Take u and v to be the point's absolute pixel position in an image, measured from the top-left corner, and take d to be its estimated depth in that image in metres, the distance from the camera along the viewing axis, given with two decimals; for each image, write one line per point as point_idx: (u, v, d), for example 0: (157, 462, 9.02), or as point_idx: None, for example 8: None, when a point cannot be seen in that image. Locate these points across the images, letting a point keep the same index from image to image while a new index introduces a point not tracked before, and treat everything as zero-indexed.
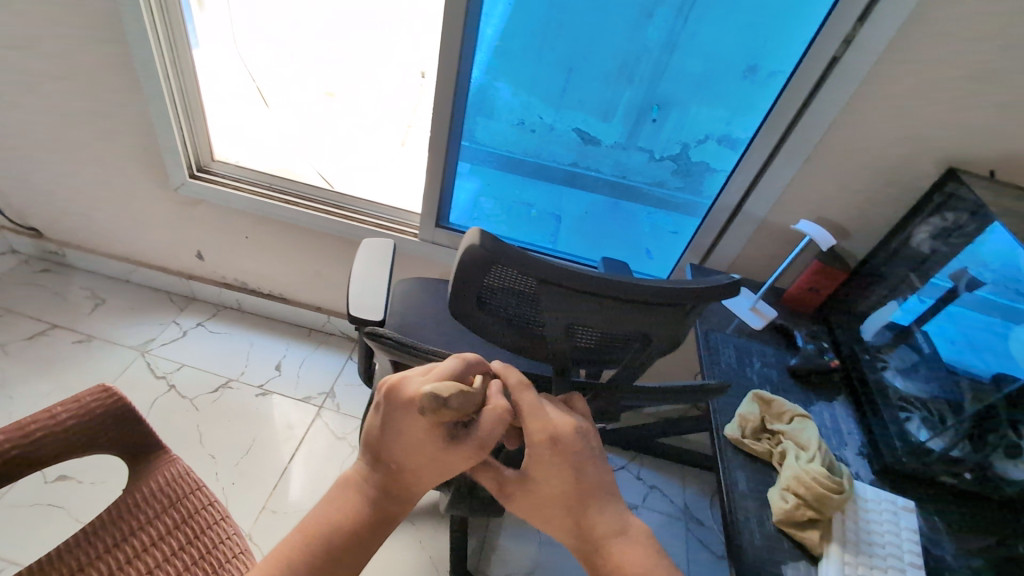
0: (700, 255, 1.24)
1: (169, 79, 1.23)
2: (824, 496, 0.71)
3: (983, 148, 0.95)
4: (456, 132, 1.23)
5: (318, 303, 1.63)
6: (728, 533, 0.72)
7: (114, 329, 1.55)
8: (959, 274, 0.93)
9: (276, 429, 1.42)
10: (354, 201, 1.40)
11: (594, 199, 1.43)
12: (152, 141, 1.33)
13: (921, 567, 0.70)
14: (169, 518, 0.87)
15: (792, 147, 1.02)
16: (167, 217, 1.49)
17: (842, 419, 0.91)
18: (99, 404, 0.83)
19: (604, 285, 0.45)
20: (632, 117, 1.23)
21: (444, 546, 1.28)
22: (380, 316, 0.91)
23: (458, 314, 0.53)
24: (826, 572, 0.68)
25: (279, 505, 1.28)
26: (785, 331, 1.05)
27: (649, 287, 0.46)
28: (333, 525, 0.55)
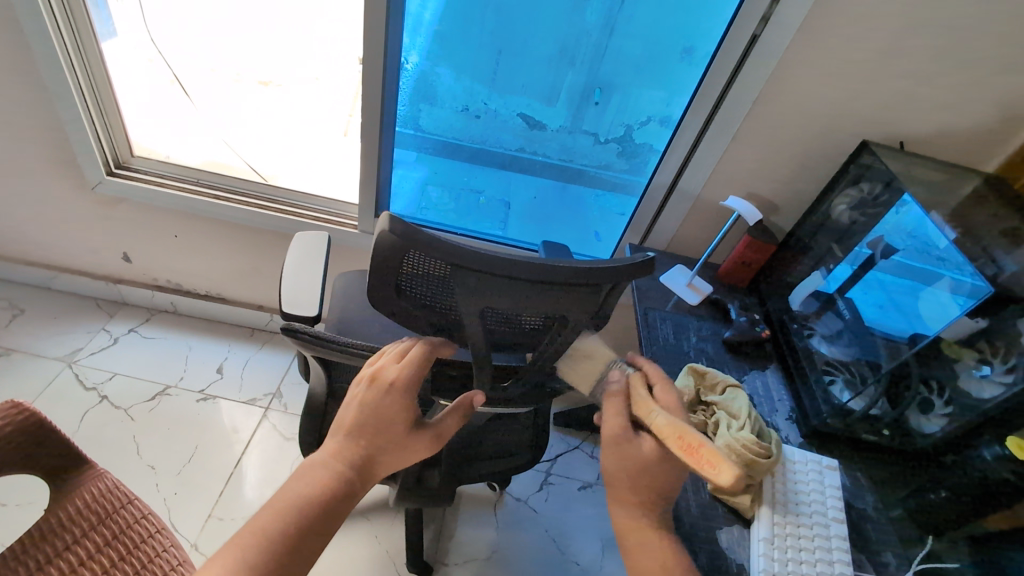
0: (640, 234, 1.26)
1: (75, 70, 1.14)
2: (753, 461, 0.74)
3: (892, 121, 1.00)
4: (390, 119, 1.20)
5: (260, 301, 1.57)
6: (665, 504, 0.73)
7: (36, 340, 1.45)
8: (875, 241, 0.99)
9: (220, 434, 1.38)
10: (290, 194, 1.35)
11: (544, 183, 1.44)
12: (61, 137, 1.24)
13: (843, 520, 0.75)
14: (99, 536, 0.83)
15: (720, 125, 1.04)
16: (87, 218, 1.40)
17: (773, 385, 0.96)
18: (9, 422, 0.78)
19: (512, 268, 0.45)
20: (575, 101, 1.24)
21: (401, 538, 1.27)
22: (314, 311, 0.89)
23: (378, 305, 0.53)
24: (757, 533, 0.71)
25: (226, 511, 1.24)
26: (720, 306, 1.08)
27: (559, 268, 0.46)
28: (299, 520, 0.53)
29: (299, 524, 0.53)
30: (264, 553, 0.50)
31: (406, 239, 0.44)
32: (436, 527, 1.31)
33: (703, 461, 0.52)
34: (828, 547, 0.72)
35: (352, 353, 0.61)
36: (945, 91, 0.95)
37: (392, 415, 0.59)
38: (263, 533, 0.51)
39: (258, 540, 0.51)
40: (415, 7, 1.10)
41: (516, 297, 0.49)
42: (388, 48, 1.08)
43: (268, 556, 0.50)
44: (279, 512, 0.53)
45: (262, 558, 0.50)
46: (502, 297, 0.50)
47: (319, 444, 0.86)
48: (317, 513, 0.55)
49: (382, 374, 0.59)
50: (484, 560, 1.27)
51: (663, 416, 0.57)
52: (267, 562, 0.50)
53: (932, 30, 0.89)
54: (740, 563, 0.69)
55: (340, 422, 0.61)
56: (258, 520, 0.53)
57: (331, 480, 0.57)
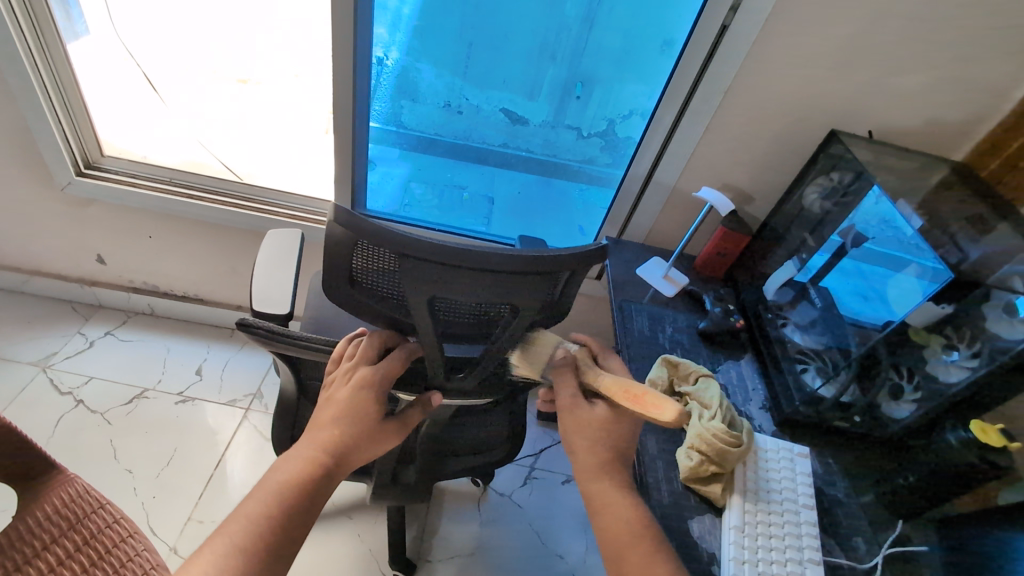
0: (617, 227, 1.27)
1: (39, 69, 1.12)
2: (724, 450, 0.74)
3: (862, 110, 1.01)
4: (363, 115, 1.19)
5: (238, 301, 1.56)
6: (640, 494, 0.74)
7: (9, 345, 1.43)
8: (847, 230, 1.00)
9: (199, 436, 1.36)
10: (265, 192, 1.34)
11: (526, 179, 1.43)
12: (27, 138, 1.21)
13: (814, 507, 0.76)
14: (70, 542, 0.82)
15: (693, 116, 1.04)
16: (58, 220, 1.38)
17: (748, 375, 0.96)
18: None
19: (455, 255, 0.45)
20: (556, 95, 1.24)
21: (385, 536, 1.27)
22: (285, 309, 0.88)
23: (332, 298, 0.54)
24: (728, 521, 0.72)
25: (206, 514, 1.23)
26: (695, 297, 1.09)
27: (503, 255, 0.46)
28: (282, 508, 0.56)
29: (283, 512, 0.56)
30: (252, 541, 0.53)
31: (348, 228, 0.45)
32: (419, 524, 1.31)
33: (646, 404, 0.59)
34: (799, 533, 0.72)
35: (306, 348, 0.61)
36: (912, 79, 0.96)
37: (366, 408, 0.62)
38: (249, 522, 0.54)
39: (245, 530, 0.53)
40: (393, 2, 1.10)
41: (465, 287, 0.50)
42: (358, 42, 1.06)
43: (255, 544, 0.53)
44: (263, 502, 0.56)
45: (250, 545, 0.53)
46: (451, 288, 0.50)
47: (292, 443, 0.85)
48: (300, 500, 0.57)
49: (354, 371, 0.62)
50: (467, 557, 1.27)
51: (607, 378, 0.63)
52: (254, 549, 0.52)
53: (898, 19, 0.89)
54: (710, 553, 0.70)
55: (317, 415, 0.63)
56: (244, 511, 0.55)
57: (310, 469, 0.59)
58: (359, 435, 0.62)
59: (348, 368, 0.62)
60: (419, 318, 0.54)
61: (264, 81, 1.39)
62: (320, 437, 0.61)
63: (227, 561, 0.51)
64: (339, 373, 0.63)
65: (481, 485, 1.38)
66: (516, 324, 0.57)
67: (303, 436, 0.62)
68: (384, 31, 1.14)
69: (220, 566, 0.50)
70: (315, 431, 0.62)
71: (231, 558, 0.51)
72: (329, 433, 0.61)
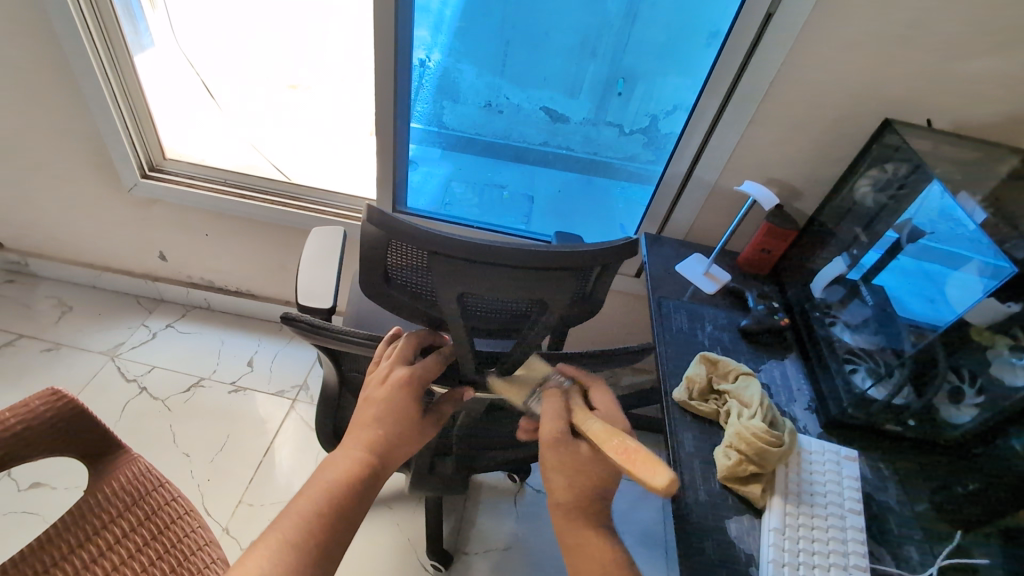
0: (657, 224, 1.25)
1: (109, 78, 1.20)
2: (764, 450, 0.72)
3: (921, 98, 0.95)
4: (402, 114, 1.21)
5: (285, 297, 1.62)
6: (674, 494, 0.72)
7: (82, 335, 1.54)
8: (903, 224, 0.94)
9: (249, 424, 1.43)
10: (311, 191, 1.39)
11: (566, 177, 1.43)
12: (98, 143, 1.30)
13: (861, 512, 0.73)
14: (132, 517, 0.87)
15: (735, 110, 1.02)
16: (125, 218, 1.48)
17: (792, 375, 0.93)
18: (48, 407, 0.82)
19: (483, 252, 0.46)
20: (598, 92, 1.23)
21: (422, 527, 1.30)
22: (327, 303, 0.91)
23: (370, 293, 0.56)
24: (769, 523, 0.70)
25: (255, 498, 1.29)
26: (737, 294, 1.06)
27: (532, 254, 0.46)
28: (333, 505, 0.57)
29: (334, 508, 0.57)
30: (306, 535, 0.54)
31: (383, 226, 0.46)
32: (456, 516, 1.33)
33: (638, 465, 0.53)
34: (843, 538, 0.70)
35: (348, 340, 0.60)
36: (978, 64, 0.89)
37: (404, 407, 0.64)
38: (302, 517, 0.55)
39: (299, 524, 0.55)
40: (435, 4, 1.12)
41: (494, 282, 0.50)
42: (399, 44, 1.09)
43: (309, 539, 0.54)
44: (315, 498, 0.57)
45: (304, 540, 0.54)
46: (479, 283, 0.50)
47: (333, 431, 0.88)
48: (348, 498, 0.58)
49: (391, 372, 0.63)
50: (503, 551, 1.28)
51: (597, 423, 0.57)
52: (308, 544, 0.53)
53: None
54: (748, 553, 0.67)
55: (358, 415, 0.65)
56: (296, 507, 0.56)
57: (357, 468, 0.61)
58: (398, 434, 0.64)
59: (386, 369, 0.63)
60: (449, 314, 0.55)
61: (313, 86, 1.50)
62: (365, 438, 0.63)
63: (285, 553, 0.52)
64: (377, 373, 0.64)
65: (517, 481, 1.38)
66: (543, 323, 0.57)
67: (346, 437, 0.64)
68: (427, 33, 1.16)
69: (277, 560, 0.51)
70: (358, 430, 0.63)
71: (285, 552, 0.52)
72: (372, 432, 0.63)
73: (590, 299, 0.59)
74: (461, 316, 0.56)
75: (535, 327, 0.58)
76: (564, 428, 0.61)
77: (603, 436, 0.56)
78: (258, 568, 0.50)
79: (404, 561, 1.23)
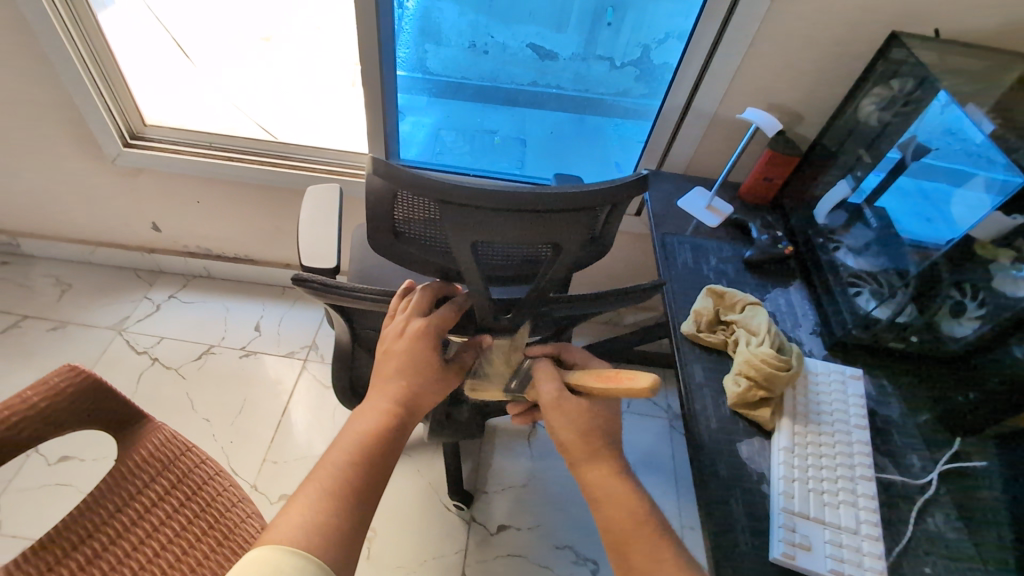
0: (656, 159, 1.22)
1: (75, 41, 1.14)
2: (773, 374, 0.74)
3: (928, 8, 0.91)
4: (387, 61, 1.16)
5: (285, 260, 1.62)
6: (687, 423, 0.75)
7: (87, 312, 1.54)
8: (908, 142, 0.92)
9: (265, 386, 1.46)
10: (301, 149, 1.36)
11: (559, 117, 1.39)
12: (74, 114, 1.25)
13: (866, 427, 0.76)
14: (165, 481, 0.91)
15: (733, 35, 0.98)
16: (113, 190, 1.44)
17: (797, 303, 0.94)
18: (68, 383, 0.83)
19: (493, 198, 0.46)
20: (587, 24, 1.17)
21: (442, 471, 1.35)
22: (332, 262, 0.91)
23: (378, 249, 0.56)
24: (779, 443, 0.72)
25: (279, 455, 1.34)
26: (740, 225, 1.06)
27: (542, 196, 0.46)
28: (364, 455, 0.59)
29: (366, 458, 0.59)
30: (342, 484, 0.56)
31: (388, 179, 0.46)
32: (473, 459, 1.38)
33: (622, 379, 0.57)
34: (850, 452, 0.73)
35: (364, 297, 0.60)
36: None
37: (426, 359, 0.64)
38: (336, 468, 0.57)
39: (334, 475, 0.57)
40: None
41: (507, 229, 0.50)
42: None
43: (346, 487, 0.56)
44: (346, 450, 0.59)
45: (341, 488, 0.56)
46: (490, 230, 0.50)
47: (351, 386, 0.90)
48: (379, 449, 0.60)
49: (408, 324, 0.63)
50: (521, 487, 1.34)
51: (583, 369, 0.63)
52: (345, 492, 0.56)
53: None
54: (760, 472, 0.70)
55: (379, 368, 0.65)
56: (330, 459, 0.59)
57: (384, 420, 0.62)
58: (422, 381, 0.64)
59: (402, 321, 0.64)
60: (463, 265, 0.55)
61: (285, 35, 1.43)
62: (389, 391, 0.63)
63: (324, 502, 0.54)
64: (393, 327, 0.64)
65: (530, 422, 1.43)
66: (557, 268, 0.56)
67: (371, 390, 0.65)
68: None
69: (317, 507, 0.54)
70: (382, 384, 0.64)
71: (325, 500, 0.54)
72: (395, 384, 0.64)
73: (601, 240, 0.58)
74: (475, 268, 0.55)
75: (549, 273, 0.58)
76: (559, 386, 0.63)
77: (591, 376, 0.61)
78: (302, 516, 0.53)
79: (428, 503, 1.29)
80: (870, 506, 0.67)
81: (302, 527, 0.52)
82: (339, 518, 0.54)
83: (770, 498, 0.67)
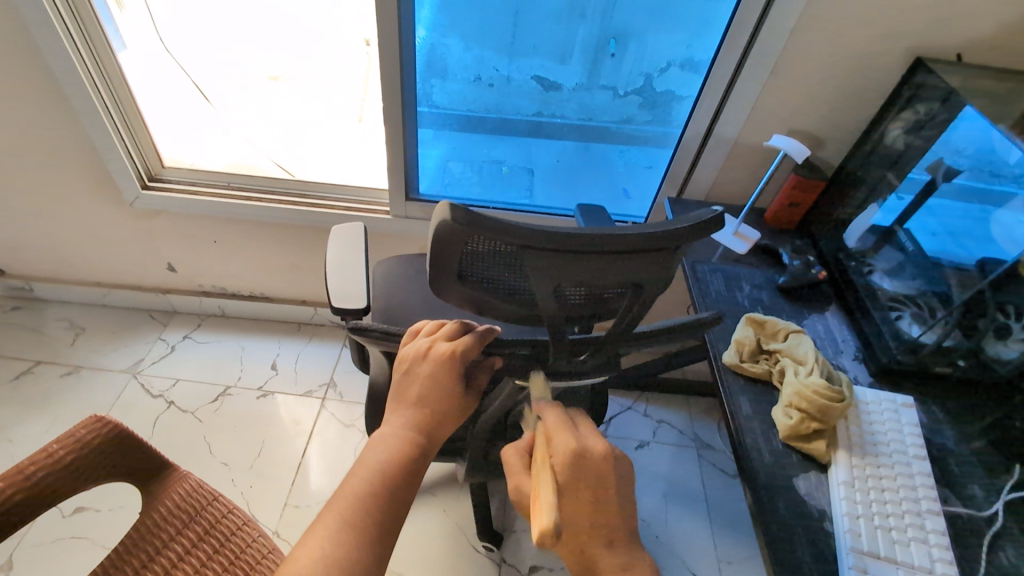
0: (677, 186, 1.22)
1: (98, 89, 1.15)
2: (827, 406, 0.73)
3: (949, 33, 0.92)
4: (409, 98, 1.17)
5: (302, 296, 1.61)
6: (740, 458, 0.72)
7: (100, 355, 1.52)
8: (936, 165, 0.93)
9: (283, 426, 1.43)
10: (319, 187, 1.37)
11: (564, 146, 1.40)
12: (94, 158, 1.26)
13: (926, 457, 0.74)
14: (193, 532, 0.87)
15: (754, 63, 0.99)
16: (130, 233, 1.44)
17: (835, 328, 0.93)
18: (95, 435, 0.80)
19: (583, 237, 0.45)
20: (590, 55, 1.19)
21: (468, 510, 1.31)
22: (363, 302, 0.89)
23: (442, 291, 0.54)
24: (837, 476, 0.70)
25: (300, 499, 1.30)
26: (770, 252, 1.05)
27: (631, 237, 0.47)
28: (385, 483, 0.54)
29: (388, 486, 0.54)
30: (362, 515, 0.51)
31: (469, 224, 0.44)
32: (501, 496, 1.34)
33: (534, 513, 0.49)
34: (913, 485, 0.70)
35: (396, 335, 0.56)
36: None
37: (448, 387, 0.59)
38: (356, 497, 0.52)
39: (354, 504, 0.52)
40: None
41: (591, 270, 0.49)
42: (401, 22, 1.03)
43: (366, 519, 0.51)
44: (366, 478, 0.54)
45: (361, 520, 0.51)
46: (573, 270, 0.49)
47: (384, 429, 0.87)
48: (401, 475, 0.56)
49: (432, 346, 0.60)
50: None
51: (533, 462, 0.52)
52: (365, 523, 0.51)
53: None
54: (821, 508, 0.67)
55: (399, 390, 0.60)
56: (348, 488, 0.53)
57: (406, 447, 0.57)
58: (444, 412, 0.60)
59: (426, 343, 0.60)
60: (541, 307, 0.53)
61: (293, 76, 1.53)
62: (409, 417, 0.59)
63: (344, 536, 0.49)
64: (413, 348, 0.60)
65: None
66: (636, 306, 0.55)
67: (389, 414, 0.61)
68: None
69: (336, 541, 0.49)
70: (400, 407, 0.60)
71: (344, 533, 0.50)
72: (416, 411, 0.59)
73: None
74: (553, 310, 0.54)
75: (628, 312, 0.56)
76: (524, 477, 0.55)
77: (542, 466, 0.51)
78: (319, 550, 0.48)
79: (456, 546, 1.25)
80: (942, 542, 0.65)
81: (319, 562, 0.47)
82: (357, 553, 0.49)
83: (835, 537, 0.65)
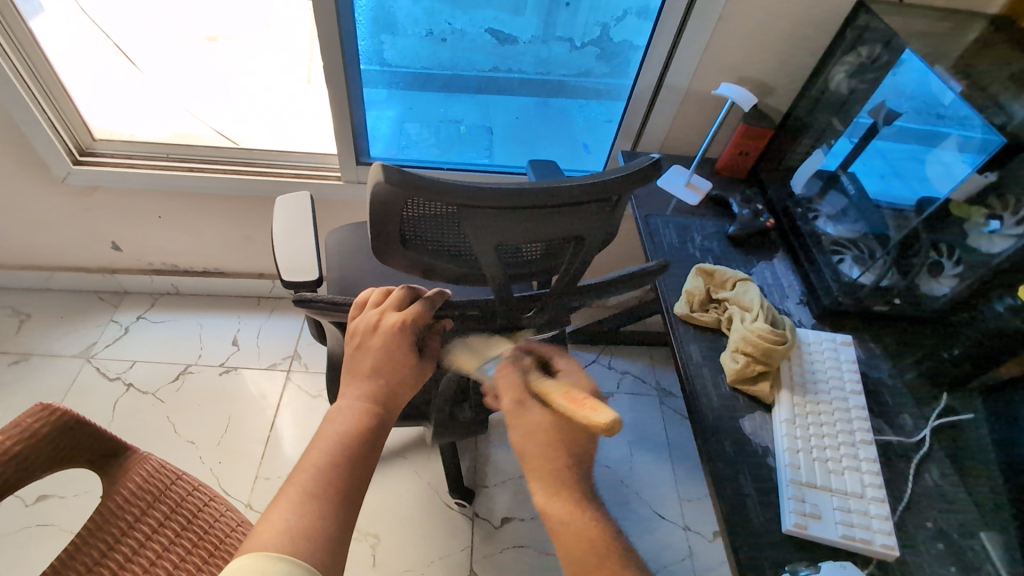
0: (631, 139, 1.22)
1: (13, 60, 1.07)
2: (770, 348, 0.76)
3: None
4: (352, 56, 1.11)
5: (259, 270, 1.57)
6: (689, 404, 0.75)
7: (49, 342, 1.46)
8: (878, 108, 0.94)
9: (249, 401, 1.42)
10: (265, 154, 1.32)
11: (522, 101, 1.37)
12: (16, 134, 1.17)
13: (861, 391, 0.78)
14: (158, 511, 0.87)
15: (701, 11, 0.97)
16: (66, 212, 1.36)
17: (782, 274, 0.96)
18: (43, 423, 0.78)
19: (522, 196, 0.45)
20: (543, 7, 1.15)
21: (439, 470, 1.34)
22: (314, 273, 0.88)
23: (388, 256, 0.54)
24: (780, 415, 0.74)
25: (271, 471, 1.30)
26: (720, 202, 1.06)
27: (570, 192, 0.47)
28: (347, 453, 0.55)
29: (350, 455, 0.55)
30: (324, 485, 0.52)
31: (404, 186, 0.44)
32: (471, 454, 1.37)
33: (585, 406, 0.55)
34: (849, 417, 0.75)
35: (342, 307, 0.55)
36: None
37: (402, 356, 0.60)
38: (317, 469, 0.53)
39: (315, 476, 0.52)
40: None
41: (531, 226, 0.50)
42: None
43: (329, 487, 0.52)
44: (326, 451, 0.54)
45: (325, 490, 0.52)
46: (515, 227, 0.50)
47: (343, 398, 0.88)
48: (361, 445, 0.56)
49: (383, 318, 0.59)
50: None
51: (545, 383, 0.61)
52: (328, 491, 0.52)
53: None
54: (764, 446, 0.71)
55: (352, 363, 0.60)
56: (308, 462, 0.54)
57: (365, 419, 0.58)
58: (400, 379, 0.61)
59: (376, 315, 0.59)
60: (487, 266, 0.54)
61: (235, 35, 1.38)
62: (364, 389, 0.59)
63: (308, 507, 0.50)
64: (364, 320, 0.59)
65: None
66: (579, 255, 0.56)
67: (343, 388, 0.61)
68: None
69: (301, 512, 0.50)
70: (355, 380, 0.60)
71: (309, 503, 0.50)
72: (370, 383, 0.60)
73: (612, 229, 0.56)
74: (499, 268, 0.55)
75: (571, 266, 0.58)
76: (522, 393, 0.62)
77: (558, 390, 0.59)
78: (283, 522, 0.49)
79: (429, 504, 1.28)
80: (873, 469, 0.70)
81: (284, 532, 0.48)
82: (324, 521, 0.50)
83: (777, 470, 0.69)
